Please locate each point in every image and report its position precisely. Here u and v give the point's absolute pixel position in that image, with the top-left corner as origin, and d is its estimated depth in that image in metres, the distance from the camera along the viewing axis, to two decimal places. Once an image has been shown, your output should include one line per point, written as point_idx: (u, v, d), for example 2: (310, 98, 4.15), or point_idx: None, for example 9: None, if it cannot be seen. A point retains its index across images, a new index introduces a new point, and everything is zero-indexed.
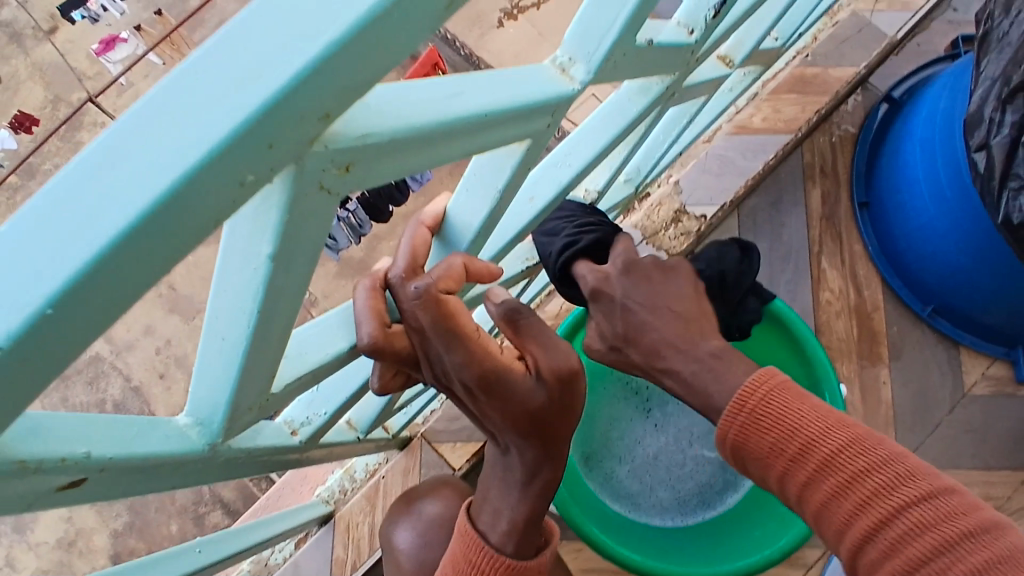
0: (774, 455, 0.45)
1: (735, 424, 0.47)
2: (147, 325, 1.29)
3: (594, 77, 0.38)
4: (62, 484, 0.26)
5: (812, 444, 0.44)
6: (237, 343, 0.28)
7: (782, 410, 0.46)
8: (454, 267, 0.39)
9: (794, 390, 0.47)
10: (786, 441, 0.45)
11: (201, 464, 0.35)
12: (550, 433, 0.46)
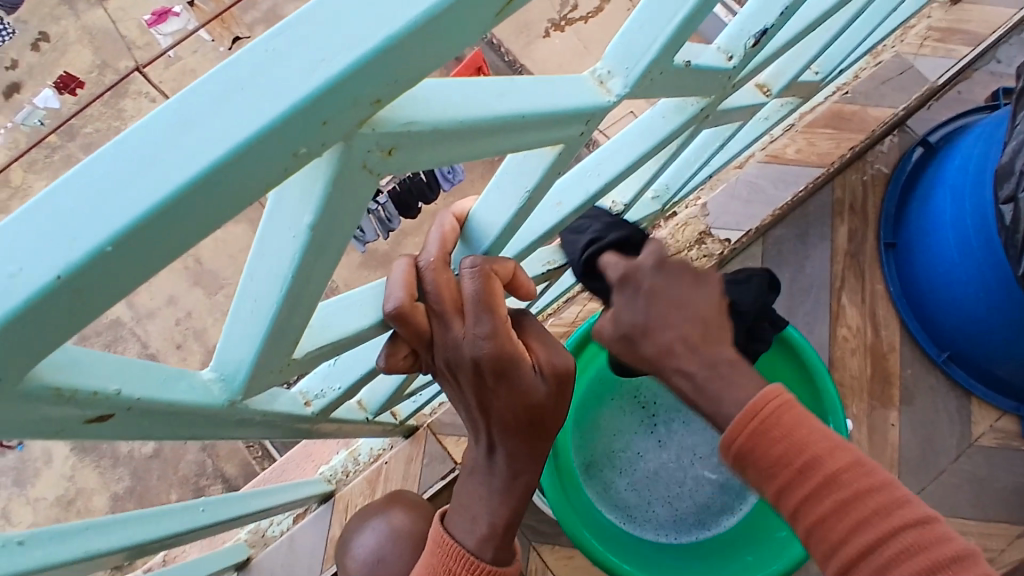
0: (774, 473, 0.43)
1: (742, 432, 0.45)
2: (171, 296, 1.34)
3: (630, 91, 0.39)
4: (90, 418, 0.27)
5: (816, 465, 0.42)
6: (268, 307, 0.30)
7: (790, 426, 0.44)
8: (506, 267, 0.43)
9: (798, 410, 0.45)
10: (792, 457, 0.43)
11: (219, 418, 0.37)
12: (538, 429, 0.49)
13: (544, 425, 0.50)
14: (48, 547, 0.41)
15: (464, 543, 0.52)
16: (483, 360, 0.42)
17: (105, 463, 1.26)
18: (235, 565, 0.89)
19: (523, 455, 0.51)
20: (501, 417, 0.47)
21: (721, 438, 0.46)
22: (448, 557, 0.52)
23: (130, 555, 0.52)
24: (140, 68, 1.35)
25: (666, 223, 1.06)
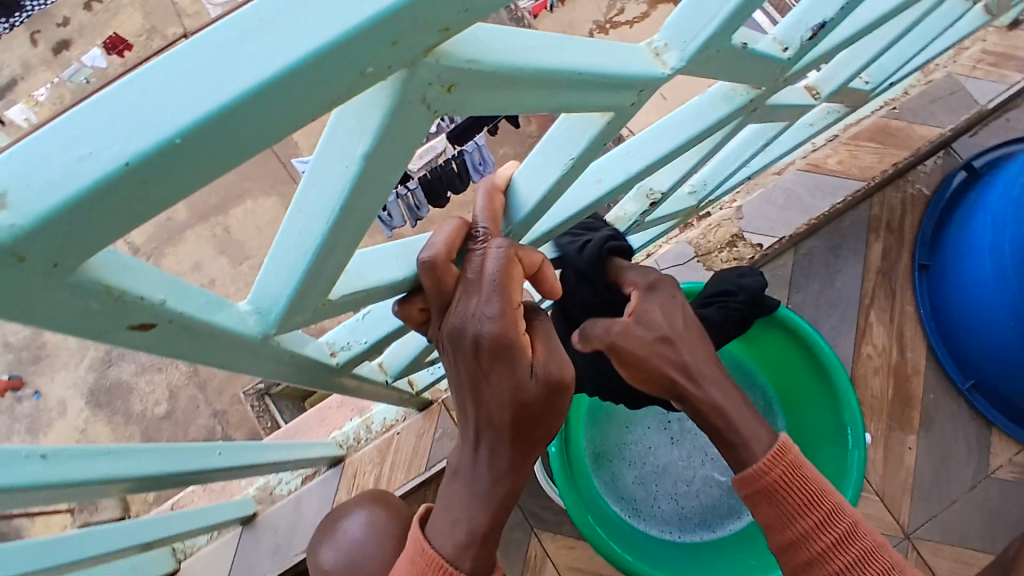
0: (801, 514, 0.52)
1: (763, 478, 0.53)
2: (198, 264, 1.73)
3: (685, 66, 0.39)
4: (134, 327, 0.27)
5: (819, 513, 0.52)
6: (312, 239, 0.30)
7: (798, 481, 0.53)
8: (535, 257, 0.44)
9: (806, 468, 0.54)
10: (800, 506, 0.53)
11: (250, 352, 0.37)
12: (523, 433, 0.47)
13: (530, 431, 0.47)
14: (69, 464, 0.42)
15: (440, 548, 0.49)
16: (485, 341, 0.41)
17: (118, 420, 1.66)
18: (241, 519, 0.91)
19: (504, 454, 0.48)
20: (490, 409, 0.45)
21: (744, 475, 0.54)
22: (425, 565, 0.49)
23: (144, 486, 0.53)
24: (184, 34, 1.64)
25: (698, 223, 1.04)
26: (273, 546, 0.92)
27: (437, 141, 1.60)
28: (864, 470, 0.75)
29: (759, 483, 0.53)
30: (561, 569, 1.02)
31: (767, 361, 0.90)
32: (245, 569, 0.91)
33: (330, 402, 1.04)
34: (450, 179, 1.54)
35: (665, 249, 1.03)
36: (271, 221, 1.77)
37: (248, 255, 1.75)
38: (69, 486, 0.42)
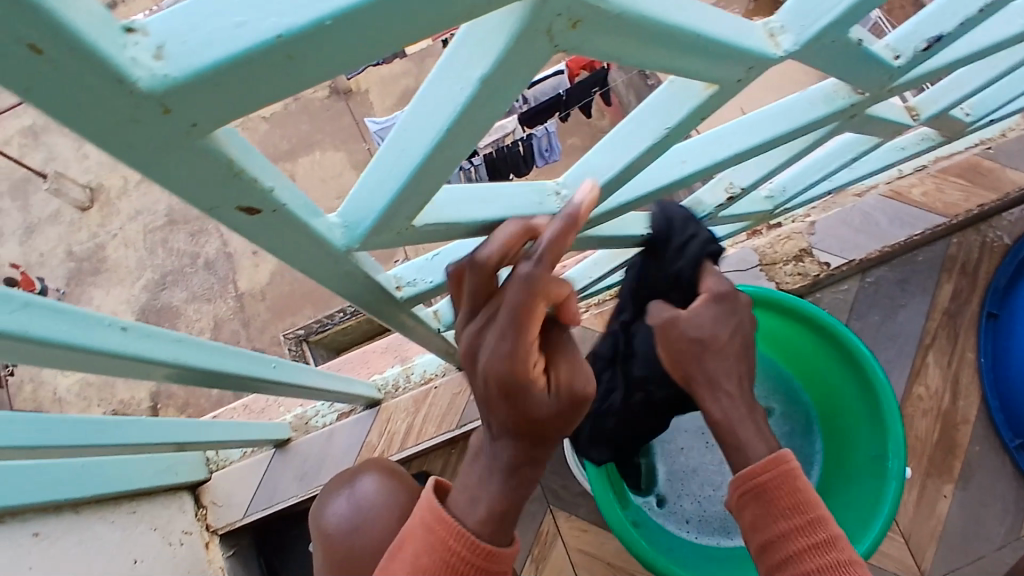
0: (783, 515, 0.50)
1: (757, 473, 0.52)
2: None
3: (797, 51, 0.39)
4: (243, 211, 0.29)
5: (805, 519, 0.50)
6: (413, 159, 0.31)
7: (791, 485, 0.51)
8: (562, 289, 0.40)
9: (801, 479, 0.52)
10: (789, 510, 0.50)
11: (332, 262, 0.39)
12: (522, 451, 0.45)
13: (529, 449, 0.45)
14: (145, 342, 0.44)
15: (463, 521, 0.45)
16: (494, 376, 0.41)
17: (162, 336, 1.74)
18: (276, 442, 0.95)
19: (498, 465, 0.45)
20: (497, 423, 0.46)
21: (738, 473, 0.54)
22: (446, 537, 0.44)
23: (202, 381, 0.55)
24: None
25: (766, 232, 1.01)
26: (300, 473, 0.95)
27: (507, 120, 1.59)
28: (899, 501, 0.74)
29: (750, 481, 0.53)
30: (570, 550, 1.02)
31: (813, 374, 0.88)
32: (270, 490, 0.95)
33: (375, 346, 1.06)
34: (511, 162, 1.58)
35: (729, 253, 1.00)
36: (336, 172, 1.82)
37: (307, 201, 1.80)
38: (142, 362, 0.45)
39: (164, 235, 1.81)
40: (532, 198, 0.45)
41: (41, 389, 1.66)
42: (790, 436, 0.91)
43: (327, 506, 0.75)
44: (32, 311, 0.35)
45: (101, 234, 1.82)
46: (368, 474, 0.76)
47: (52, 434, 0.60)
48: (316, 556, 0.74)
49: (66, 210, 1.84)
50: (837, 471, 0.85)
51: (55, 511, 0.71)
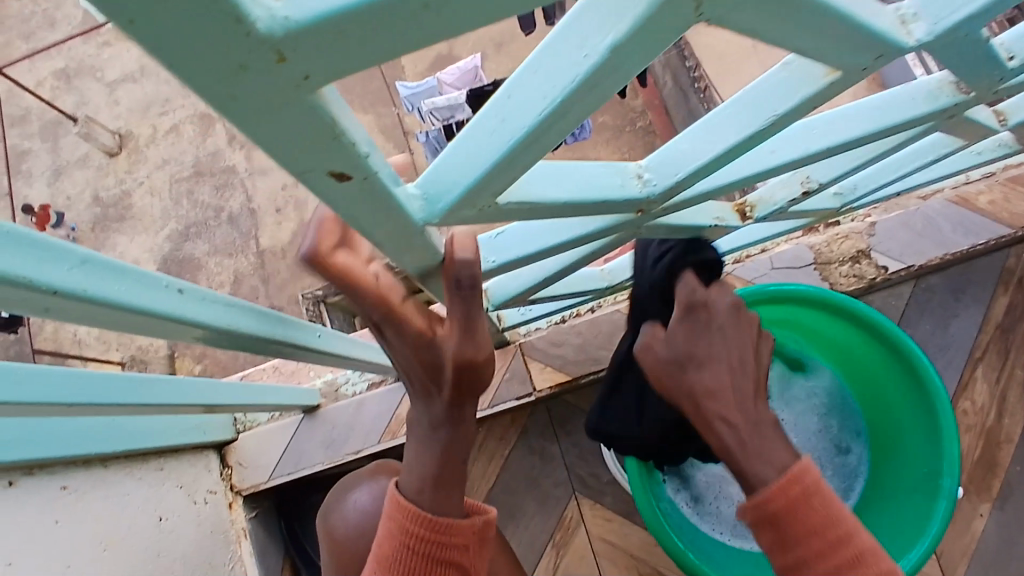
0: (806, 538, 0.49)
1: (781, 498, 0.50)
2: None
3: (928, 42, 0.35)
4: (333, 177, 0.26)
5: (831, 534, 0.49)
6: (516, 130, 0.29)
7: (817, 505, 0.49)
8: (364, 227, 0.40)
9: (823, 493, 0.50)
10: (818, 530, 0.49)
11: (406, 235, 0.36)
12: (436, 396, 0.50)
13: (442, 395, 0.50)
14: (201, 306, 0.42)
15: (418, 501, 0.51)
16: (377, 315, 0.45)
17: None
18: (305, 408, 0.93)
19: (425, 412, 0.52)
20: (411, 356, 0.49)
21: (756, 498, 0.51)
22: (405, 518, 0.51)
23: (252, 348, 0.53)
24: None
25: (823, 230, 0.97)
26: (327, 440, 0.94)
27: None
28: (947, 524, 0.72)
29: (770, 507, 0.50)
30: (593, 538, 1.01)
31: (869, 386, 0.86)
32: (296, 455, 0.94)
33: None
34: None
35: (782, 248, 0.96)
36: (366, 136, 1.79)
37: None
38: (198, 327, 0.42)
39: (190, 186, 1.79)
40: (615, 179, 0.43)
41: (60, 331, 1.66)
42: (842, 453, 0.88)
43: (340, 505, 0.73)
44: (91, 267, 0.32)
45: (128, 181, 1.80)
46: (376, 479, 0.73)
47: (85, 388, 0.58)
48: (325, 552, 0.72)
49: (94, 154, 1.83)
50: (884, 487, 0.83)
51: (85, 464, 0.70)
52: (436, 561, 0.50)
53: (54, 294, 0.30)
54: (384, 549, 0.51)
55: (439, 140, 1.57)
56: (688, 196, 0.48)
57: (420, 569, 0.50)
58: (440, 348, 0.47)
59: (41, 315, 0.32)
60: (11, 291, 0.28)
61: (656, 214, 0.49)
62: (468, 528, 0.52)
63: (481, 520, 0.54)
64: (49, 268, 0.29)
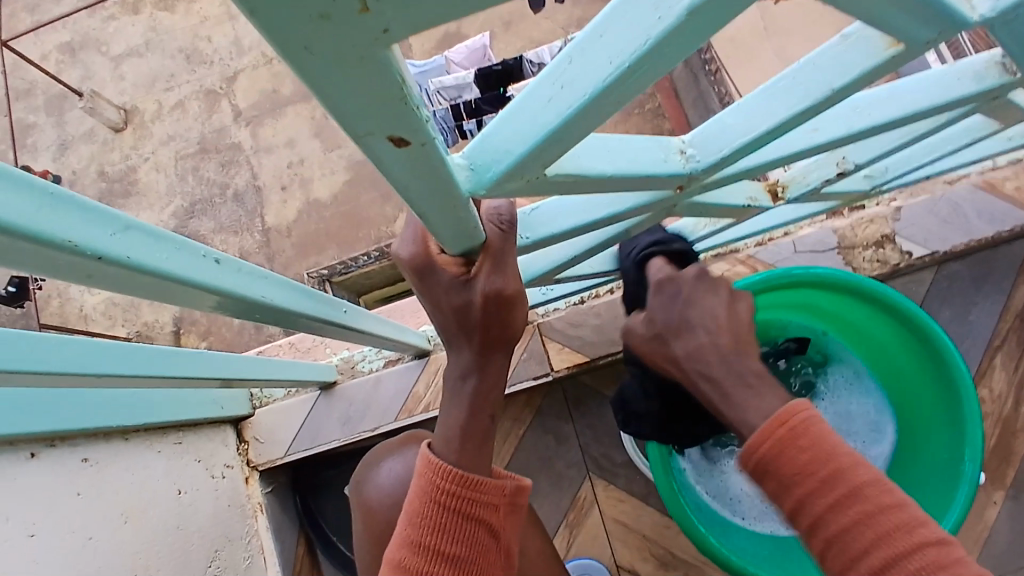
0: (800, 484, 0.42)
1: (763, 445, 0.43)
2: (292, 138, 1.78)
3: (991, 18, 0.34)
4: (393, 143, 0.25)
5: (833, 477, 0.41)
6: (576, 96, 0.28)
7: (808, 446, 0.42)
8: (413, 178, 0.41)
9: (816, 426, 0.43)
10: (816, 471, 0.41)
11: (450, 211, 0.35)
12: (474, 336, 0.49)
13: (481, 336, 0.49)
14: (237, 278, 0.41)
15: (444, 456, 0.52)
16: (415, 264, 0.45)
17: None
18: (321, 383, 0.93)
19: (465, 355, 0.51)
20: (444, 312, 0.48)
21: (742, 446, 0.44)
22: (433, 474, 0.51)
23: (283, 322, 0.52)
24: None
25: (848, 214, 0.96)
26: (344, 417, 0.94)
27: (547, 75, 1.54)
28: (966, 510, 0.71)
29: (754, 456, 0.44)
30: (606, 519, 1.01)
31: (896, 374, 0.85)
32: (314, 430, 0.94)
33: None
34: None
35: (806, 232, 0.95)
36: None
37: (339, 139, 1.77)
38: (234, 299, 0.41)
39: (195, 162, 1.78)
40: (659, 154, 0.42)
41: (67, 305, 1.66)
42: (869, 444, 0.87)
43: (372, 475, 0.72)
44: (134, 234, 0.31)
45: (133, 157, 1.79)
46: (407, 450, 0.72)
47: (109, 361, 0.58)
48: (357, 520, 0.72)
49: (100, 129, 1.82)
50: (905, 475, 0.83)
51: (107, 436, 0.70)
52: (467, 516, 0.50)
53: (100, 260, 0.29)
54: (416, 505, 0.51)
55: (445, 118, 1.55)
56: (727, 173, 0.48)
57: (452, 524, 0.50)
58: (471, 285, 0.45)
59: (84, 282, 0.31)
60: (59, 256, 0.27)
61: (695, 191, 0.48)
62: (498, 488, 0.53)
63: (512, 484, 0.54)
64: (97, 234, 0.29)
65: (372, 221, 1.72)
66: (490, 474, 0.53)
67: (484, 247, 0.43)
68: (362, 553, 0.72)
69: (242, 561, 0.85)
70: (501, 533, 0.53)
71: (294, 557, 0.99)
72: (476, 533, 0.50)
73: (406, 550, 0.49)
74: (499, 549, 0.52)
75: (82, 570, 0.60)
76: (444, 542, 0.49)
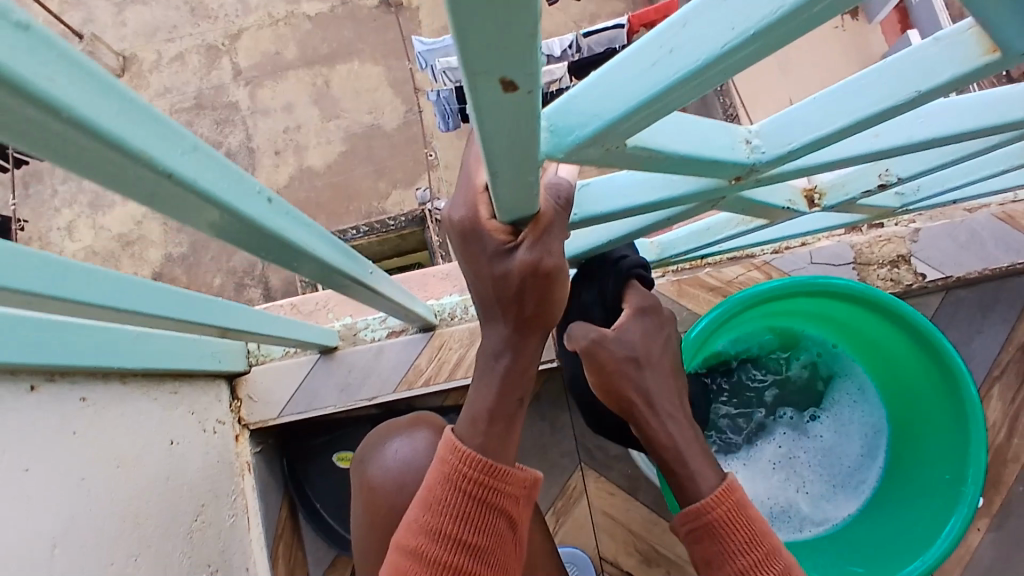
0: (739, 552, 0.53)
1: (712, 511, 0.55)
2: None
3: None
4: (501, 89, 0.24)
5: (764, 555, 0.52)
6: (688, 62, 0.26)
7: (746, 525, 0.54)
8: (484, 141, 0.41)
9: (751, 513, 0.55)
10: (750, 549, 0.53)
11: (522, 175, 0.34)
12: (510, 311, 0.48)
13: (519, 311, 0.48)
14: (284, 221, 0.40)
15: (469, 444, 0.53)
16: (463, 229, 0.43)
17: None
18: (322, 348, 0.91)
19: (499, 329, 0.50)
20: (480, 284, 0.47)
21: (696, 505, 0.56)
22: (460, 462, 0.52)
23: (316, 278, 0.51)
24: None
25: (867, 230, 0.96)
26: (342, 384, 0.93)
27: (557, 66, 1.52)
28: (967, 525, 0.73)
29: (703, 518, 0.55)
30: (594, 510, 1.01)
31: (899, 389, 0.87)
32: (310, 395, 0.93)
33: (437, 271, 1.01)
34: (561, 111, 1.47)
35: (822, 244, 0.95)
36: None
37: None
38: (278, 244, 0.40)
39: None
40: (726, 142, 0.41)
41: None
42: (866, 455, 0.91)
43: (377, 454, 0.71)
44: (201, 158, 0.30)
45: None
46: (417, 432, 0.72)
47: (138, 301, 0.56)
48: (357, 495, 0.72)
49: None
50: (903, 482, 0.85)
51: (105, 377, 0.68)
52: (488, 507, 0.53)
53: (168, 179, 0.28)
54: (437, 492, 0.52)
55: (449, 101, 1.73)
56: (785, 169, 0.47)
57: (476, 513, 0.52)
58: (514, 256, 0.43)
59: (143, 203, 0.30)
60: (130, 168, 0.26)
61: (749, 184, 0.47)
62: (520, 479, 0.55)
63: (530, 476, 0.56)
64: (168, 150, 0.27)
65: (364, 194, 1.95)
66: (514, 464, 0.55)
67: (532, 219, 0.42)
68: (357, 527, 0.71)
69: (226, 519, 0.84)
70: (517, 523, 0.55)
71: (276, 522, 0.98)
72: (496, 523, 0.53)
73: (424, 537, 0.52)
74: (514, 538, 0.55)
75: (74, 513, 0.59)
76: (467, 532, 0.52)
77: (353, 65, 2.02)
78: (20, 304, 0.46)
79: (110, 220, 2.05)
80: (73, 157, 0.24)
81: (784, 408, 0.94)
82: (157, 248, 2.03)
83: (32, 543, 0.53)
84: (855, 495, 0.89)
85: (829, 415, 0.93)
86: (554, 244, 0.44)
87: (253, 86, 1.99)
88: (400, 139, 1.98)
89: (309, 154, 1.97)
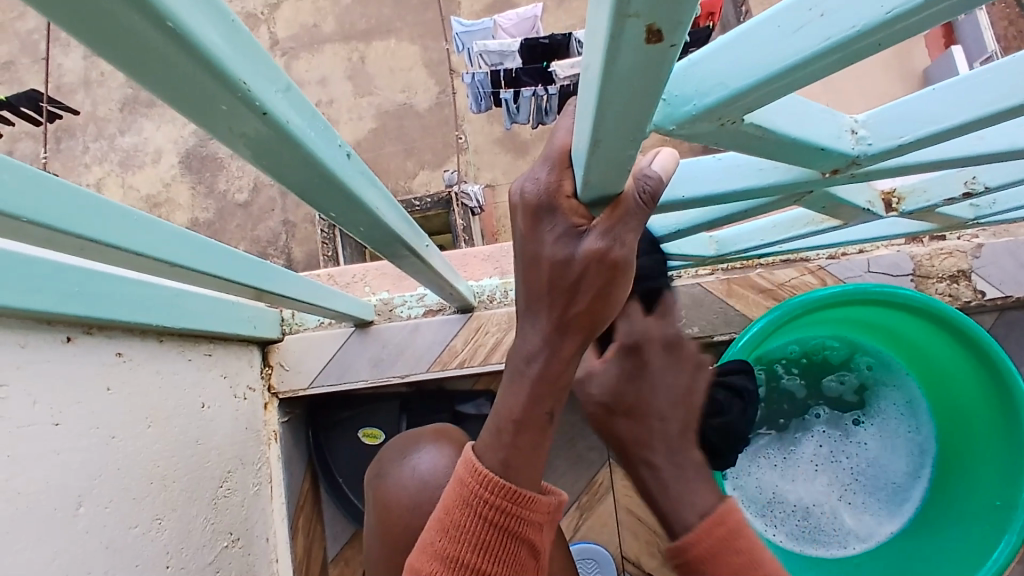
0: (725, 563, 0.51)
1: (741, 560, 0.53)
2: None
3: None
4: (643, 38, 0.21)
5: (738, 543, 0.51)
6: (845, 27, 0.24)
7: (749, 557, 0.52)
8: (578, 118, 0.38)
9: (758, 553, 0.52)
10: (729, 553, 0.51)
11: (624, 147, 0.31)
12: (558, 306, 0.45)
13: (566, 305, 0.44)
14: (358, 179, 0.39)
15: (489, 463, 0.51)
16: (534, 206, 0.41)
17: None
18: (360, 322, 0.89)
19: (541, 325, 0.47)
20: (535, 271, 0.44)
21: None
22: (480, 487, 0.51)
23: (374, 240, 0.50)
24: None
25: (927, 242, 0.92)
26: (375, 359, 0.91)
27: None
28: (1013, 552, 0.71)
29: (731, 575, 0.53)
30: (620, 508, 0.98)
31: (950, 411, 0.84)
32: (342, 367, 0.91)
33: (477, 253, 1.00)
34: None
35: (882, 253, 0.92)
36: None
37: None
38: (350, 202, 0.39)
39: None
40: (836, 126, 0.37)
41: None
42: (915, 473, 0.88)
43: (397, 466, 0.69)
44: (292, 100, 0.29)
45: None
46: (441, 446, 0.69)
47: (190, 255, 0.55)
48: (373, 511, 0.70)
49: None
50: (951, 507, 0.82)
51: (143, 334, 0.67)
52: (509, 535, 0.51)
53: (265, 117, 0.27)
54: (456, 517, 0.51)
55: (484, 84, 1.69)
56: (882, 166, 0.44)
57: (495, 542, 0.51)
58: (583, 241, 0.41)
59: (226, 140, 0.29)
60: (226, 98, 0.25)
61: (843, 179, 0.44)
62: (545, 505, 0.53)
63: (553, 500, 0.54)
64: (265, 84, 0.26)
65: (392, 173, 1.94)
66: (539, 490, 0.53)
67: (610, 204, 0.39)
68: (371, 537, 0.70)
69: (251, 487, 0.83)
70: (539, 551, 0.54)
71: (298, 493, 0.97)
72: (517, 552, 0.52)
73: (440, 563, 0.51)
74: (535, 565, 0.53)
75: (103, 468, 0.57)
76: (487, 563, 0.51)
77: (390, 42, 2.02)
78: (75, 249, 0.45)
79: (139, 180, 2.06)
80: (172, 82, 0.23)
81: (824, 409, 0.91)
82: (184, 211, 2.04)
83: (60, 501, 0.52)
84: (898, 514, 0.87)
85: (873, 422, 0.90)
86: (629, 241, 0.41)
87: (289, 57, 2.03)
88: (433, 119, 1.96)
89: (341, 129, 1.98)
